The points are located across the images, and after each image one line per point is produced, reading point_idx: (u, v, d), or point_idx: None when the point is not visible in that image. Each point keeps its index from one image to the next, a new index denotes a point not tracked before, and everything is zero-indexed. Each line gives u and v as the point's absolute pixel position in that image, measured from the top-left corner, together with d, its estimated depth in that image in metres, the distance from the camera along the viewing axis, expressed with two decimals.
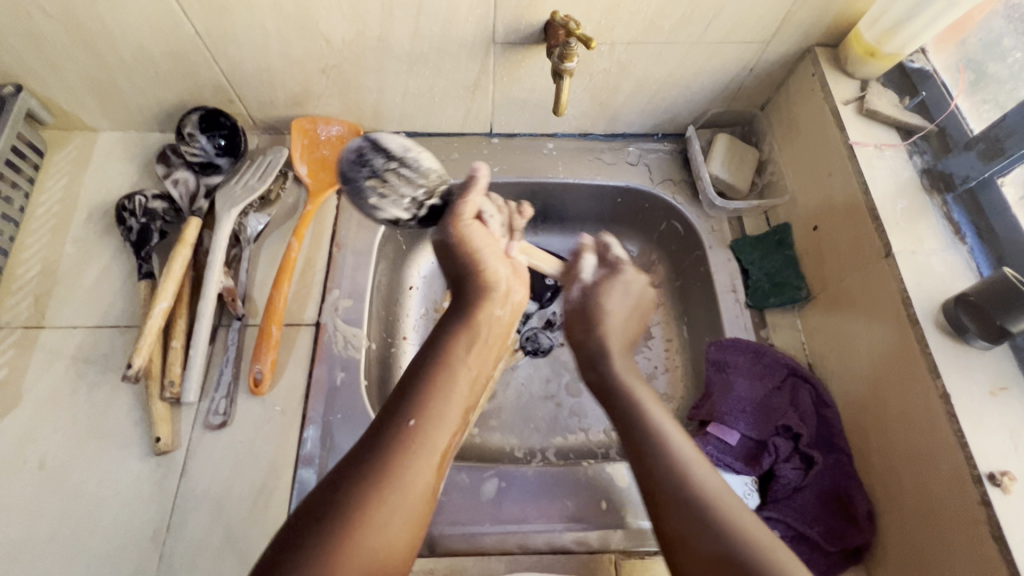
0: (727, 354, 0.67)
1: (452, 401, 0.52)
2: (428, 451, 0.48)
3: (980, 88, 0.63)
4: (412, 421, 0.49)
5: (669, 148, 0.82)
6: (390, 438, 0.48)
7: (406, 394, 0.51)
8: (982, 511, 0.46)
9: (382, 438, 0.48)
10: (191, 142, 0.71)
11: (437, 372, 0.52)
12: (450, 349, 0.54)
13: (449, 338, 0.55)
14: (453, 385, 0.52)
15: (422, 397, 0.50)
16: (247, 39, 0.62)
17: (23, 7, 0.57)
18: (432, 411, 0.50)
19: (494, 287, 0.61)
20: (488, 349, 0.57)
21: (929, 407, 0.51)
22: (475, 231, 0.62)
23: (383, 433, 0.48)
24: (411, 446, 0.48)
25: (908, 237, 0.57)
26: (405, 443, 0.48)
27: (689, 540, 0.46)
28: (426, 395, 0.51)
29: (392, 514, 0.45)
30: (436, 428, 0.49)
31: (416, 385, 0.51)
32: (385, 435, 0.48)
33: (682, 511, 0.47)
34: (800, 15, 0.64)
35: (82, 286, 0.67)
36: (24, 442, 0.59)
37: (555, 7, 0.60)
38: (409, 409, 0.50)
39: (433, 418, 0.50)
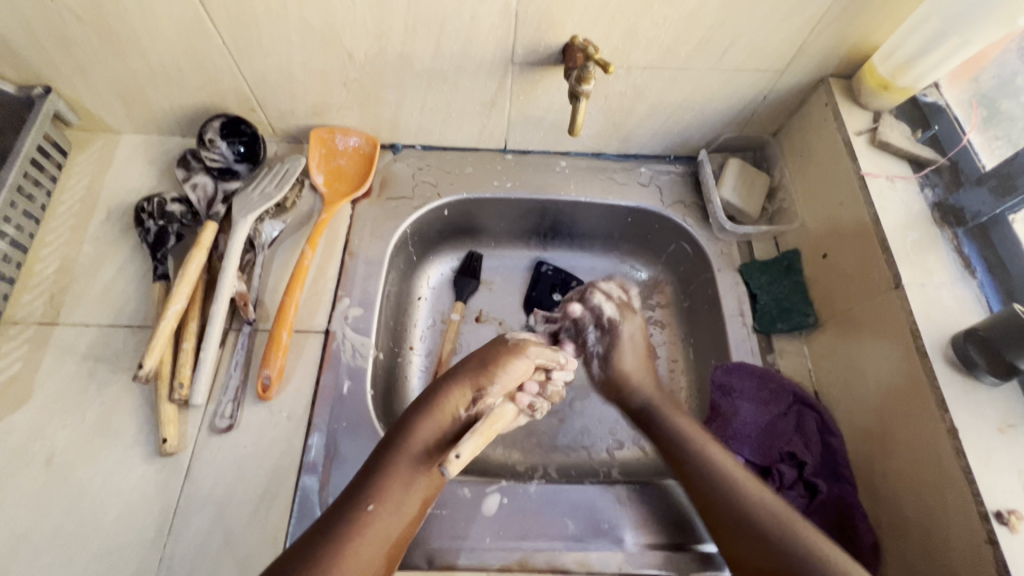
0: (734, 377, 0.67)
1: (412, 486, 0.54)
2: (381, 534, 0.51)
3: (992, 124, 0.64)
4: (370, 505, 0.52)
5: (680, 170, 0.83)
6: (345, 522, 0.51)
7: (366, 479, 0.54)
8: (989, 550, 0.45)
9: (329, 524, 0.51)
10: (212, 147, 0.72)
11: (399, 455, 0.55)
12: (414, 436, 0.56)
13: (412, 425, 0.57)
14: (410, 470, 0.55)
15: (382, 482, 0.53)
16: (272, 51, 0.64)
17: (59, 13, 0.58)
18: (391, 494, 0.53)
19: (485, 389, 0.60)
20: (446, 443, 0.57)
21: (924, 474, 0.52)
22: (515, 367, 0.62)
23: (341, 512, 0.52)
24: (365, 530, 0.51)
25: (918, 268, 0.58)
26: (361, 526, 0.51)
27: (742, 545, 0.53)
28: (384, 481, 0.53)
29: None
30: (392, 516, 0.52)
31: (377, 468, 0.55)
32: (346, 514, 0.52)
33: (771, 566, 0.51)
34: (815, 46, 0.65)
35: (97, 285, 0.68)
36: (33, 437, 0.60)
37: (574, 31, 0.62)
38: (370, 492, 0.53)
39: (388, 498, 0.53)
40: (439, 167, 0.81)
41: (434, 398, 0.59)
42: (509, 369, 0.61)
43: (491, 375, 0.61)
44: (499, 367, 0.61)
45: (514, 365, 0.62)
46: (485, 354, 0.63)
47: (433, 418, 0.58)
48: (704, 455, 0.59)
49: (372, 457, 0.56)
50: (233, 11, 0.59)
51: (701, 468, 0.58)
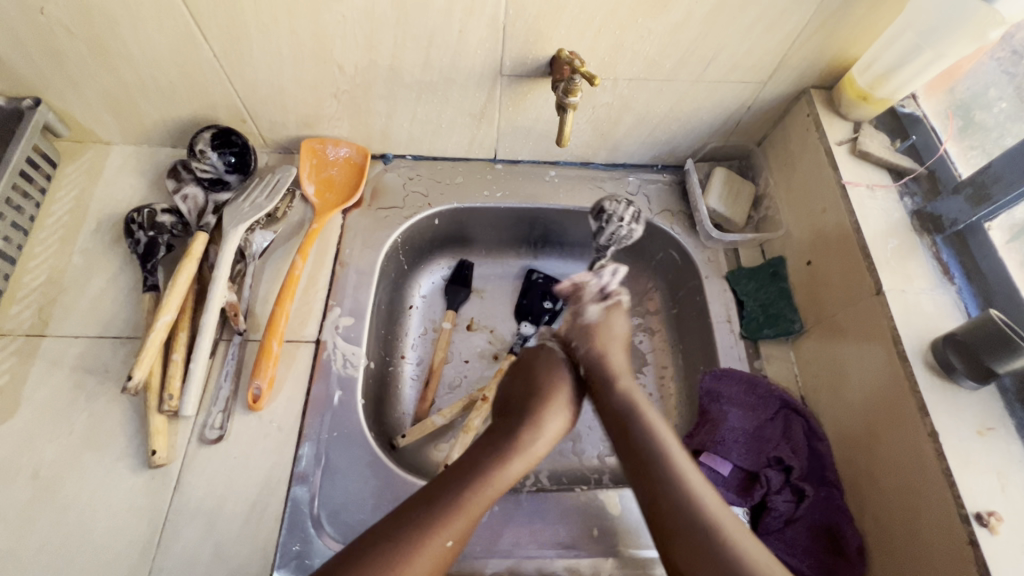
0: (721, 383, 0.68)
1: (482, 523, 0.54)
2: (443, 568, 0.50)
3: (969, 134, 0.65)
4: (449, 542, 0.50)
5: (668, 179, 0.84)
6: (433, 531, 0.50)
7: (448, 506, 0.52)
8: (971, 551, 0.46)
9: (416, 525, 0.50)
10: (202, 158, 0.73)
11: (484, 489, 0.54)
12: (505, 470, 0.56)
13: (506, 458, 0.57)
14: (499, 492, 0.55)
15: (462, 517, 0.51)
16: (262, 64, 0.65)
17: (49, 27, 0.59)
18: (468, 532, 0.52)
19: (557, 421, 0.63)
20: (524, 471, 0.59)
21: (909, 479, 0.53)
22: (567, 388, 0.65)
23: (435, 514, 0.51)
24: (436, 563, 0.49)
25: (899, 275, 0.59)
26: (432, 556, 0.49)
27: (683, 549, 0.50)
28: (468, 515, 0.52)
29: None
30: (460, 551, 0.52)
31: (460, 498, 0.52)
32: (422, 541, 0.49)
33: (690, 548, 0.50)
34: (796, 59, 0.66)
35: (86, 297, 0.68)
36: (20, 450, 0.59)
37: (561, 44, 0.63)
38: (452, 526, 0.51)
39: (477, 518, 0.53)
40: (429, 177, 0.82)
41: (535, 433, 0.60)
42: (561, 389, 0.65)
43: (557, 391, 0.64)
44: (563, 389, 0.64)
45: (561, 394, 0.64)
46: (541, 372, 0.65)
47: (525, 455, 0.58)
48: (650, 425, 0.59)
49: (455, 477, 0.54)
50: (224, 24, 0.60)
51: (667, 480, 0.54)
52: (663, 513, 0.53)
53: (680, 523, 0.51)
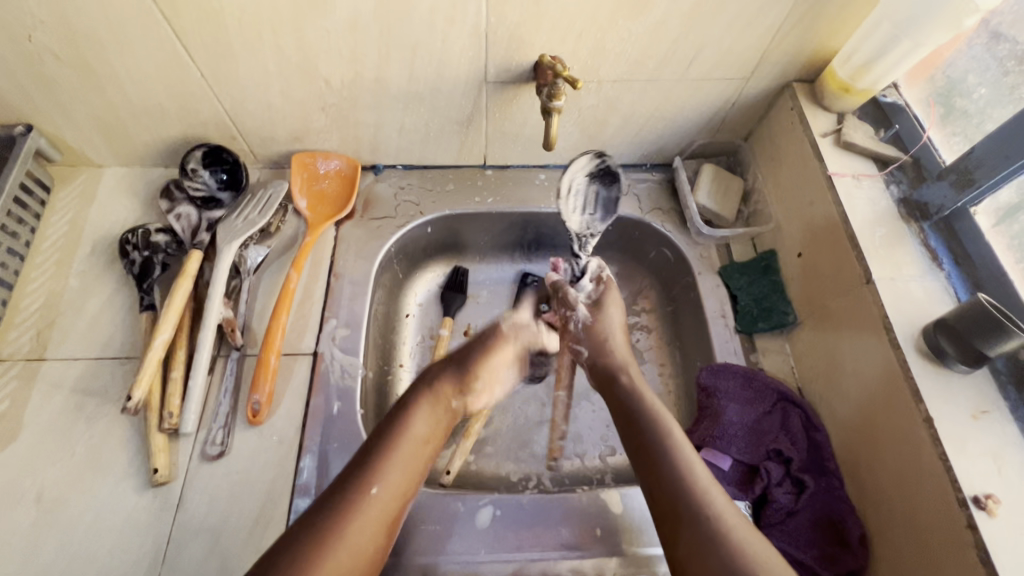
0: (718, 378, 0.68)
1: (411, 470, 0.54)
2: (384, 513, 0.51)
3: (950, 121, 0.66)
4: (374, 489, 0.51)
5: (657, 177, 0.85)
6: (353, 499, 0.50)
7: (366, 458, 0.53)
8: (969, 534, 0.46)
9: (335, 503, 0.49)
10: (194, 177, 0.73)
11: (396, 440, 0.55)
12: (409, 424, 0.57)
13: (409, 412, 0.58)
14: (415, 451, 0.56)
15: (384, 465, 0.53)
16: (249, 81, 0.65)
17: (38, 54, 0.60)
18: (391, 476, 0.53)
19: (472, 380, 0.64)
20: (439, 424, 0.60)
21: (908, 466, 0.53)
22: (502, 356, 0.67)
23: (345, 490, 0.50)
24: (366, 506, 0.50)
25: (887, 263, 0.59)
26: (365, 505, 0.50)
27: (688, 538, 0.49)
28: (388, 463, 0.53)
29: (341, 572, 0.47)
30: (395, 498, 0.52)
31: (376, 451, 0.54)
32: (349, 494, 0.50)
33: (689, 526, 0.50)
34: (777, 53, 0.67)
35: (84, 319, 0.69)
36: (22, 475, 0.60)
37: (543, 50, 0.64)
38: (370, 474, 0.52)
39: (393, 485, 0.52)
40: (420, 186, 0.82)
41: (432, 382, 0.62)
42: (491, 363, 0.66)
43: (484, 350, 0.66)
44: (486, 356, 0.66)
45: (499, 360, 0.67)
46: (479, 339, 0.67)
47: (429, 400, 0.60)
48: (635, 387, 0.63)
49: (369, 439, 0.56)
50: (209, 44, 0.60)
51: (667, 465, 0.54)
52: (671, 518, 0.51)
53: (684, 517, 0.50)
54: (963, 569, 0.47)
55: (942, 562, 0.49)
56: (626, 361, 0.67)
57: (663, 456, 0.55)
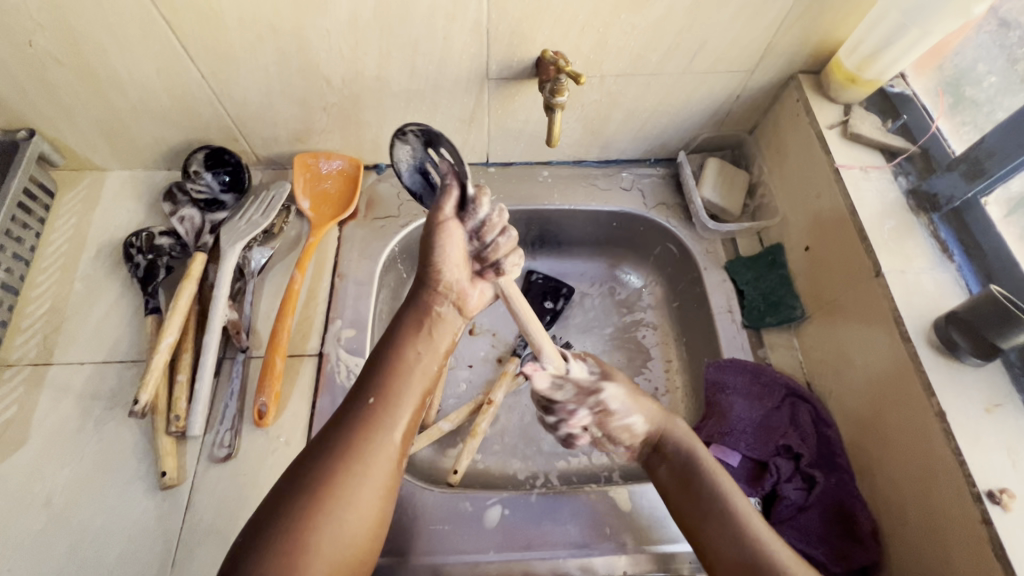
0: (726, 373, 0.67)
1: (411, 383, 0.54)
2: (392, 425, 0.52)
3: (959, 110, 0.65)
4: (372, 400, 0.52)
5: (661, 172, 0.84)
6: (351, 418, 0.51)
7: (363, 380, 0.54)
8: (983, 529, 0.46)
9: (338, 426, 0.51)
10: (197, 179, 0.74)
11: (392, 353, 0.55)
12: (401, 340, 0.56)
13: (396, 331, 0.57)
14: (412, 372, 0.55)
15: (381, 381, 0.53)
16: (250, 82, 0.65)
17: (38, 59, 0.60)
18: (392, 390, 0.53)
19: (455, 281, 0.58)
20: (435, 339, 0.57)
21: (920, 460, 0.52)
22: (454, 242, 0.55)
23: (349, 424, 0.50)
24: (371, 423, 0.51)
25: (897, 256, 0.59)
26: (367, 422, 0.51)
27: None
28: (386, 377, 0.53)
29: (361, 496, 0.48)
30: (394, 407, 0.52)
31: (371, 371, 0.54)
32: (347, 416, 0.51)
33: None
34: (783, 44, 0.66)
35: (90, 323, 0.69)
36: (32, 480, 0.60)
37: (545, 45, 0.63)
38: (369, 389, 0.53)
39: (391, 420, 0.52)
40: None
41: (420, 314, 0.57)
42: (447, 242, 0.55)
43: (438, 267, 0.57)
44: (439, 245, 0.55)
45: (453, 237, 0.55)
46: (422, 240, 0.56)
47: (419, 322, 0.57)
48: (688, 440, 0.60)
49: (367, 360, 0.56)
50: (209, 45, 0.60)
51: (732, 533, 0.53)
52: None
53: None
54: (978, 563, 0.46)
55: (957, 557, 0.48)
56: (664, 421, 0.61)
57: (730, 523, 0.54)
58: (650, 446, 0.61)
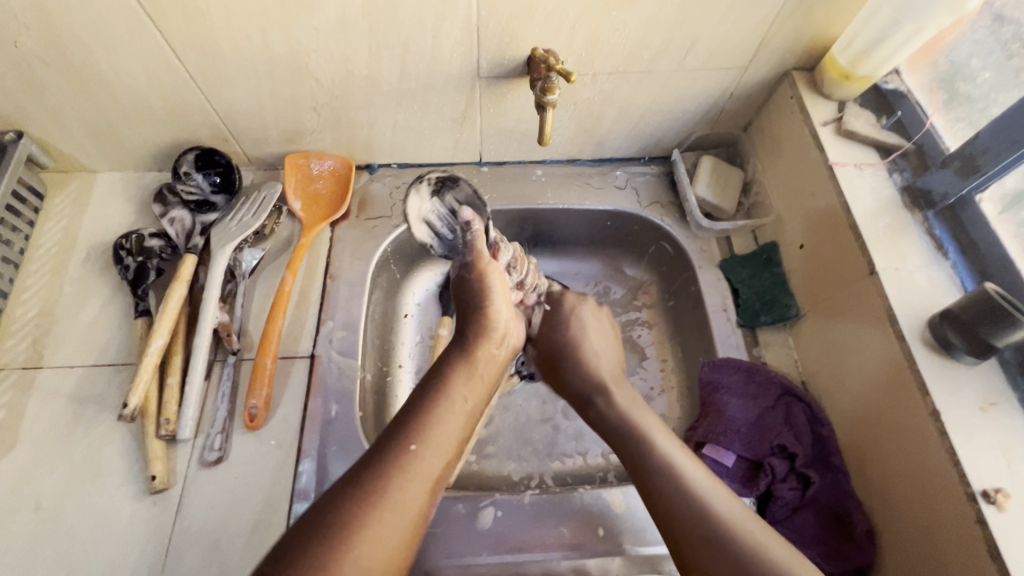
0: (720, 373, 0.67)
1: (452, 426, 0.48)
2: (427, 474, 0.45)
3: (953, 107, 0.64)
4: (414, 445, 0.45)
5: (655, 170, 0.83)
6: (384, 458, 0.44)
7: (404, 420, 0.47)
8: (978, 529, 0.45)
9: (373, 465, 0.44)
10: (188, 180, 0.73)
11: (434, 394, 0.50)
12: (447, 380, 0.51)
13: (447, 372, 0.51)
14: (456, 413, 0.49)
15: (425, 422, 0.47)
16: (239, 82, 0.65)
17: (24, 59, 0.59)
18: (434, 434, 0.47)
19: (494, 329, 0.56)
20: (482, 380, 0.54)
21: (916, 461, 0.52)
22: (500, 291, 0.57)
23: (379, 463, 0.44)
24: (406, 470, 0.44)
25: (891, 254, 0.58)
26: (400, 465, 0.44)
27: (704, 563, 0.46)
28: (429, 420, 0.47)
29: (377, 552, 0.40)
30: (436, 455, 0.46)
31: (410, 411, 0.48)
32: (383, 456, 0.44)
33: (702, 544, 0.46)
34: (776, 41, 0.66)
35: (80, 326, 0.68)
36: (21, 485, 0.59)
37: (535, 44, 0.63)
38: (411, 432, 0.46)
39: (429, 459, 0.45)
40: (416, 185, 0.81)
41: (470, 346, 0.54)
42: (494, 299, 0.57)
43: (485, 304, 0.56)
44: (484, 291, 0.57)
45: (497, 284, 0.57)
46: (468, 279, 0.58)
47: (466, 366, 0.53)
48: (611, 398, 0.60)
49: (407, 400, 0.50)
50: (197, 46, 0.59)
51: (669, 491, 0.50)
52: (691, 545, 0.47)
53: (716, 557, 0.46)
54: (971, 563, 0.46)
55: (951, 557, 0.48)
56: (608, 382, 0.62)
57: (666, 477, 0.51)
58: (585, 400, 0.62)
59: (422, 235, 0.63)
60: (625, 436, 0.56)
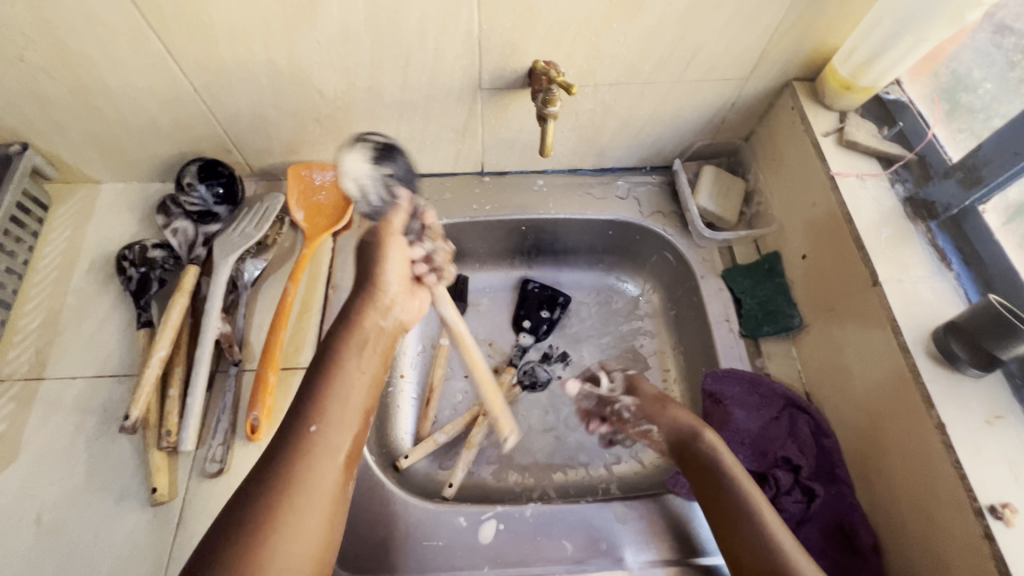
0: (723, 385, 0.66)
1: (350, 401, 0.52)
2: (334, 449, 0.49)
3: (955, 117, 0.64)
4: (314, 427, 0.49)
5: (657, 180, 0.83)
6: (292, 442, 0.48)
7: (299, 402, 0.50)
8: (986, 545, 0.45)
9: (281, 448, 0.47)
10: (191, 191, 0.72)
11: (331, 374, 0.52)
12: (338, 356, 0.54)
13: (333, 349, 0.54)
14: (356, 387, 0.53)
15: (317, 400, 0.50)
16: (242, 94, 0.65)
17: (30, 73, 0.59)
18: (332, 412, 0.50)
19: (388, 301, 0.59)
20: (377, 351, 0.56)
21: (922, 475, 0.51)
22: (393, 260, 0.60)
23: (285, 445, 0.47)
24: (314, 449, 0.48)
25: (894, 265, 0.58)
26: (308, 446, 0.48)
27: None
28: (324, 398, 0.51)
29: (309, 522, 0.45)
30: (339, 430, 0.50)
31: (306, 392, 0.51)
32: (286, 440, 0.48)
33: None
34: (776, 52, 0.66)
35: (82, 336, 0.68)
36: (22, 496, 0.59)
37: (537, 56, 0.63)
38: (309, 413, 0.49)
39: (333, 441, 0.49)
40: None
41: (351, 320, 0.56)
42: (389, 262, 0.60)
43: (381, 281, 0.59)
44: (379, 263, 0.59)
45: (395, 255, 0.60)
46: (368, 249, 0.61)
47: (353, 337, 0.55)
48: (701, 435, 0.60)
49: (304, 379, 0.53)
50: (201, 59, 0.60)
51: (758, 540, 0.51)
52: None
53: None
54: None
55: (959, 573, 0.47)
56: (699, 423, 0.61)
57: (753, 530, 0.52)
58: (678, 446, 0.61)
59: (349, 190, 0.61)
60: (711, 469, 0.57)
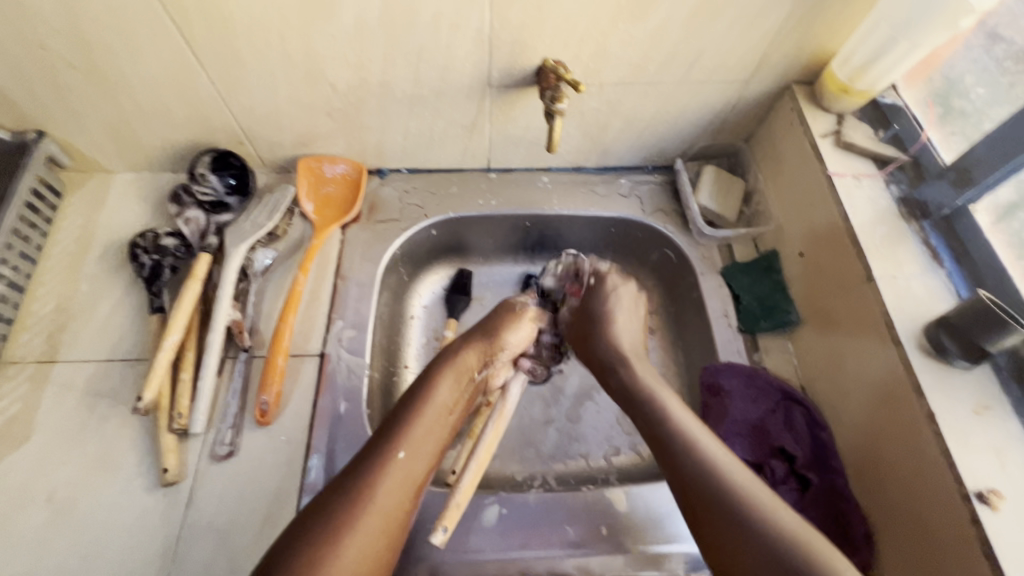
0: (722, 377, 0.68)
1: (432, 436, 0.55)
2: (408, 478, 0.51)
3: (948, 121, 0.67)
4: (400, 453, 0.52)
5: (659, 179, 0.85)
6: (377, 463, 0.51)
7: (387, 430, 0.54)
8: (973, 529, 0.47)
9: (362, 467, 0.50)
10: (203, 181, 0.75)
11: (418, 406, 0.57)
12: (430, 392, 0.58)
13: (429, 384, 0.59)
14: (435, 424, 0.56)
15: (405, 430, 0.54)
16: (257, 86, 0.67)
17: (51, 62, 0.61)
18: (417, 442, 0.54)
19: (493, 355, 0.66)
20: (461, 394, 0.62)
21: (914, 464, 0.53)
22: (522, 332, 0.69)
23: (370, 466, 0.50)
24: (392, 473, 0.51)
25: (888, 262, 0.60)
26: (388, 469, 0.51)
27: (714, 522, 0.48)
28: (409, 427, 0.54)
29: (371, 543, 0.47)
30: (419, 461, 0.53)
31: (393, 423, 0.55)
32: (373, 460, 0.51)
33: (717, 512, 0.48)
34: (777, 56, 0.68)
35: (95, 321, 0.70)
36: (34, 476, 0.61)
37: (545, 54, 0.65)
38: (396, 441, 0.53)
39: (411, 471, 0.52)
40: (425, 189, 0.83)
41: (454, 356, 0.63)
42: (515, 332, 0.68)
43: (502, 341, 0.67)
44: (507, 327, 0.68)
45: (524, 326, 0.70)
46: (501, 310, 0.70)
47: (452, 374, 0.61)
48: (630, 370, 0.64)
49: (392, 411, 0.57)
50: (219, 51, 0.62)
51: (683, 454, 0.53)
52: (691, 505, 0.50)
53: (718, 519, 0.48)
54: (966, 563, 0.47)
55: (948, 558, 0.49)
56: (626, 354, 0.66)
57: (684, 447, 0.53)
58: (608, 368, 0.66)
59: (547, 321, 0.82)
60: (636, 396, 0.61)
